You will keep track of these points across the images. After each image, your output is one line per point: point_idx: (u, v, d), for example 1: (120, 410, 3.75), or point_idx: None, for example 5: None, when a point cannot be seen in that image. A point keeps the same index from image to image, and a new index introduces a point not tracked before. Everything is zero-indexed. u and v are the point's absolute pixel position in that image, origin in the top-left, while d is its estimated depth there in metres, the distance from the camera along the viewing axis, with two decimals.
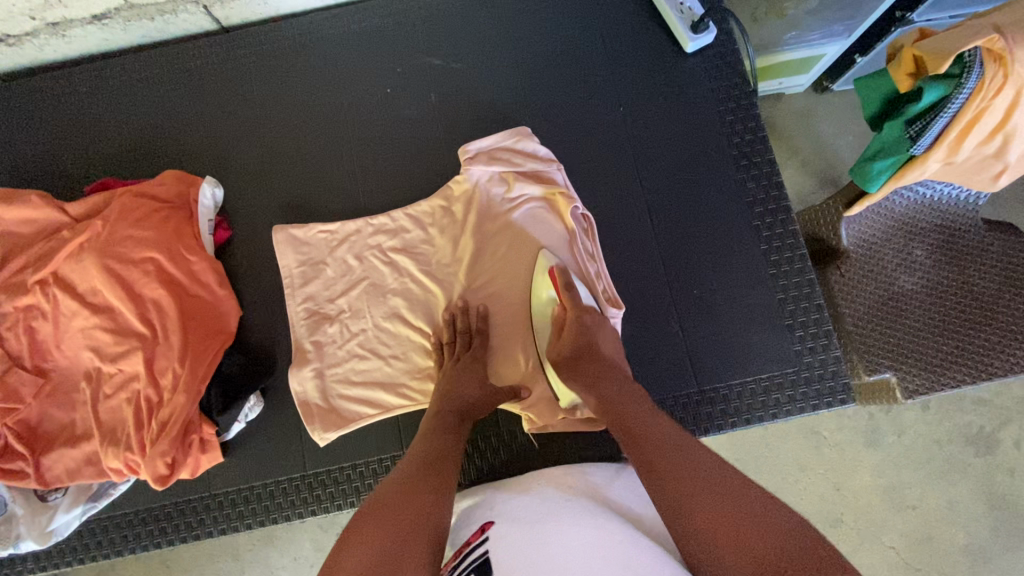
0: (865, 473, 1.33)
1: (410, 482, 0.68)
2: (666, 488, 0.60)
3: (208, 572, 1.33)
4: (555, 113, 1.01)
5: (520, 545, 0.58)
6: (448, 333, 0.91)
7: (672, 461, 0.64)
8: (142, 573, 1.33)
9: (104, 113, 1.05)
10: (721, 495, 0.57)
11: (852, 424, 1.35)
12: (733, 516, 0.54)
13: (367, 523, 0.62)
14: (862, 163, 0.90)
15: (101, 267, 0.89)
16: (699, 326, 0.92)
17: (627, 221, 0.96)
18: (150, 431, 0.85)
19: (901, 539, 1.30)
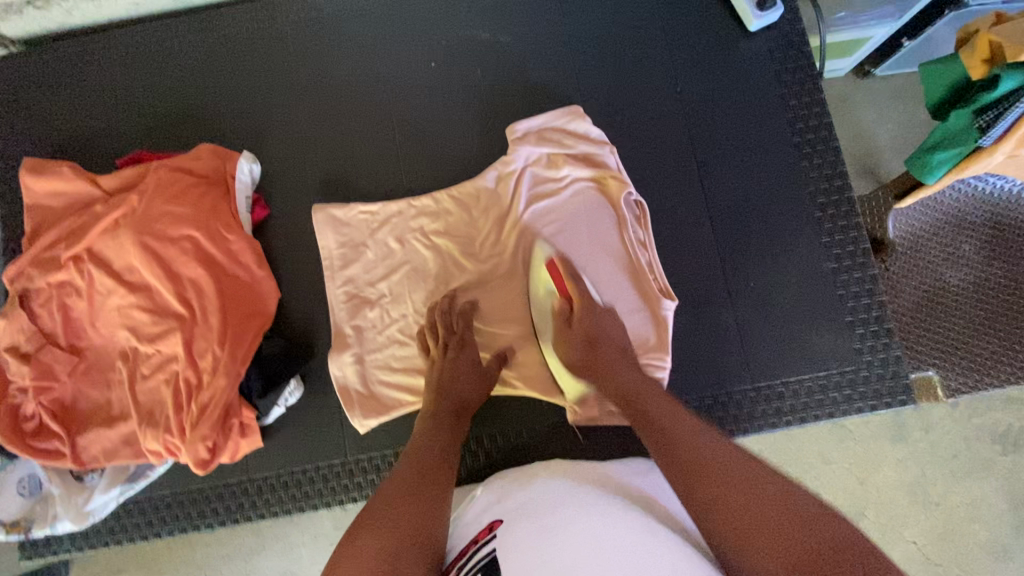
0: (890, 469, 1.31)
1: (404, 488, 0.65)
2: (700, 500, 0.55)
3: (228, 549, 1.33)
4: (605, 94, 0.97)
5: (528, 549, 0.53)
6: (432, 325, 0.88)
7: (703, 473, 0.57)
8: (162, 548, 1.33)
9: (134, 84, 1.01)
10: (778, 523, 0.50)
11: (879, 420, 1.33)
12: (781, 536, 0.49)
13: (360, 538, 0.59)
14: (923, 152, 0.92)
15: (138, 244, 0.86)
16: (754, 319, 0.89)
17: (680, 208, 0.93)
18: (190, 414, 0.83)
19: (923, 535, 1.29)
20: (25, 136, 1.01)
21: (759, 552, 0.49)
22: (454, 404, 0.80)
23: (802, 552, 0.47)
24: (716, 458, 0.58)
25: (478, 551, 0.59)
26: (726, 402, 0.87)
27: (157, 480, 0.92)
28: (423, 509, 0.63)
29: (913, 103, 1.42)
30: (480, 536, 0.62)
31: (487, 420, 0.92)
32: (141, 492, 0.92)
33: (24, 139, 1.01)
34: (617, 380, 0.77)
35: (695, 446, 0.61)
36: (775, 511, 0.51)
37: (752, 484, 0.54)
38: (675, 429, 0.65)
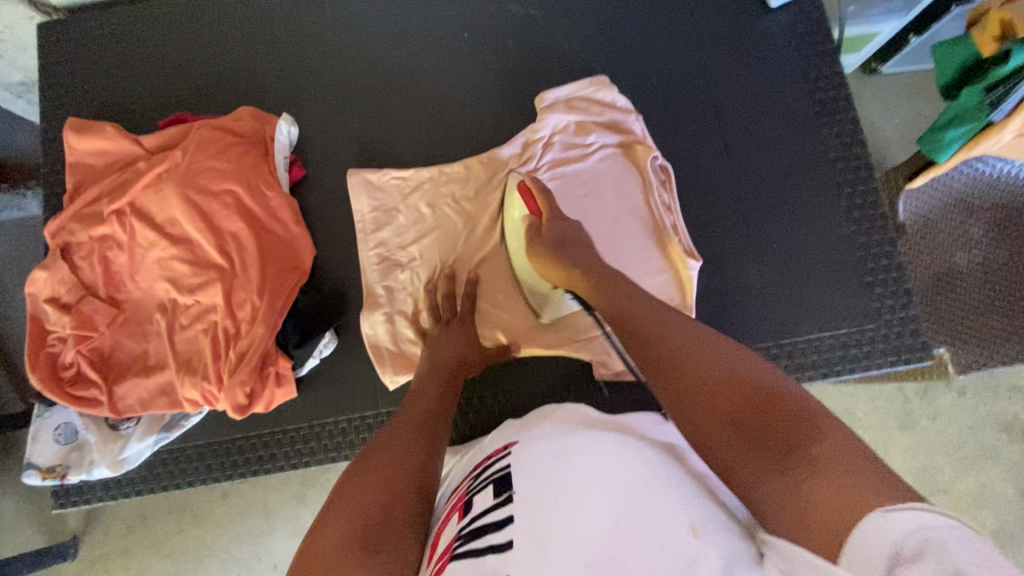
0: (896, 454, 1.33)
1: (393, 447, 0.61)
2: (664, 370, 0.57)
3: (239, 524, 1.34)
4: (630, 69, 1.00)
5: (535, 461, 0.55)
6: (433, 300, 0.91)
7: (666, 343, 0.59)
8: (174, 524, 1.34)
9: (175, 52, 1.05)
10: (728, 387, 0.51)
11: (886, 405, 1.35)
12: (744, 413, 0.48)
13: (348, 495, 0.54)
14: (934, 132, 0.94)
15: (181, 198, 0.89)
16: (776, 282, 0.92)
17: (704, 177, 0.96)
18: (228, 361, 0.86)
19: None
20: (68, 99, 1.04)
21: (698, 406, 0.52)
22: (453, 364, 0.82)
23: (754, 428, 0.47)
24: (698, 345, 0.57)
25: (491, 465, 0.63)
26: None
27: (191, 432, 0.94)
28: (416, 457, 0.61)
29: (920, 97, 1.46)
30: (495, 453, 0.66)
31: (491, 380, 0.94)
32: (174, 443, 0.93)
33: (66, 103, 1.04)
34: (590, 291, 0.78)
35: (669, 328, 0.62)
36: (727, 383, 0.51)
37: (704, 367, 0.54)
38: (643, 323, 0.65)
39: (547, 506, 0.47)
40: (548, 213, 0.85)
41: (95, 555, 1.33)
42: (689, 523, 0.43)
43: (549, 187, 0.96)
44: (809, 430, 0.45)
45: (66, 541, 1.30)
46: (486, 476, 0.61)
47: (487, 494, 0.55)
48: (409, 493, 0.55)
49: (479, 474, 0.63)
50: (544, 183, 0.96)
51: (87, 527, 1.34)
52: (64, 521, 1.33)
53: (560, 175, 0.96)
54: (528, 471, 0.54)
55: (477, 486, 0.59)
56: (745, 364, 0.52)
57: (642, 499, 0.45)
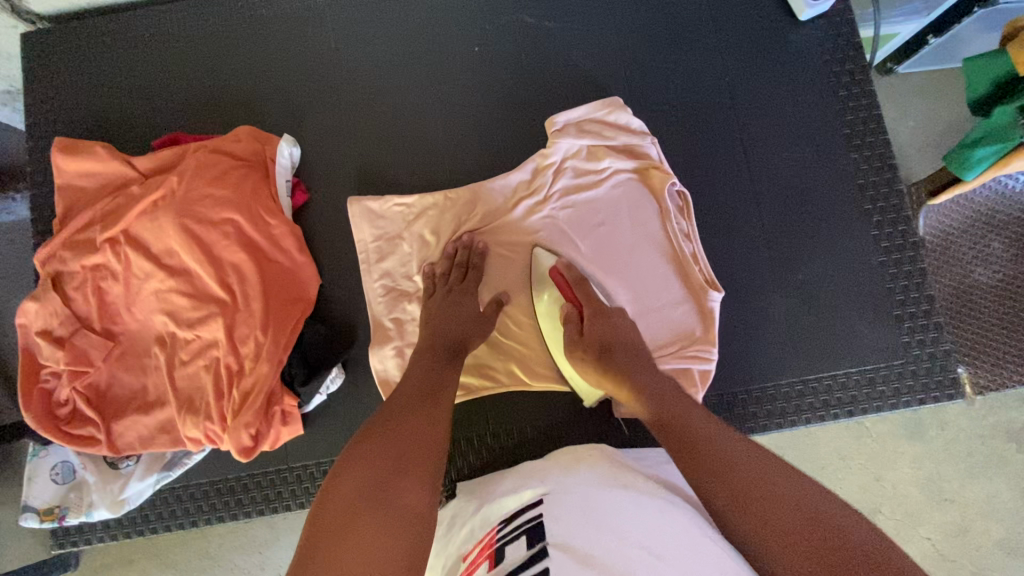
0: (905, 465, 1.32)
1: (397, 417, 0.65)
2: (715, 479, 0.56)
3: (241, 541, 1.31)
4: (650, 85, 0.95)
5: (572, 517, 0.54)
6: (444, 265, 0.88)
7: (716, 459, 0.58)
8: (174, 541, 1.32)
9: (167, 64, 0.99)
10: (788, 504, 0.51)
11: (896, 417, 1.33)
12: (805, 535, 0.48)
13: (357, 461, 0.58)
14: (963, 149, 0.93)
15: (179, 227, 0.85)
16: (802, 313, 0.88)
17: (728, 200, 0.92)
18: (232, 400, 0.82)
19: (938, 531, 1.29)
20: (54, 114, 0.98)
21: (753, 521, 0.51)
22: (453, 340, 0.79)
23: (818, 552, 0.47)
24: (747, 460, 0.57)
25: (522, 514, 0.60)
26: (773, 396, 0.86)
27: (194, 469, 0.90)
28: (418, 430, 0.63)
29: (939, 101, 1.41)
30: (523, 504, 0.64)
31: (506, 415, 0.91)
32: (177, 480, 0.90)
33: (52, 119, 0.98)
34: (631, 380, 0.73)
35: (711, 440, 0.61)
36: (787, 506, 0.51)
37: (761, 481, 0.54)
38: (688, 431, 0.64)
39: (591, 557, 0.45)
40: (586, 302, 0.82)
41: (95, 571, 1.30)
42: None
43: (561, 219, 0.91)
44: (876, 567, 0.45)
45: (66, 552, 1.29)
46: (516, 526, 0.58)
47: (520, 544, 0.52)
48: (414, 452, 0.60)
49: (510, 523, 0.60)
50: (555, 214, 0.92)
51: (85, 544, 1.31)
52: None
53: (571, 205, 0.92)
54: (565, 525, 0.52)
55: (507, 535, 0.57)
56: (802, 486, 0.53)
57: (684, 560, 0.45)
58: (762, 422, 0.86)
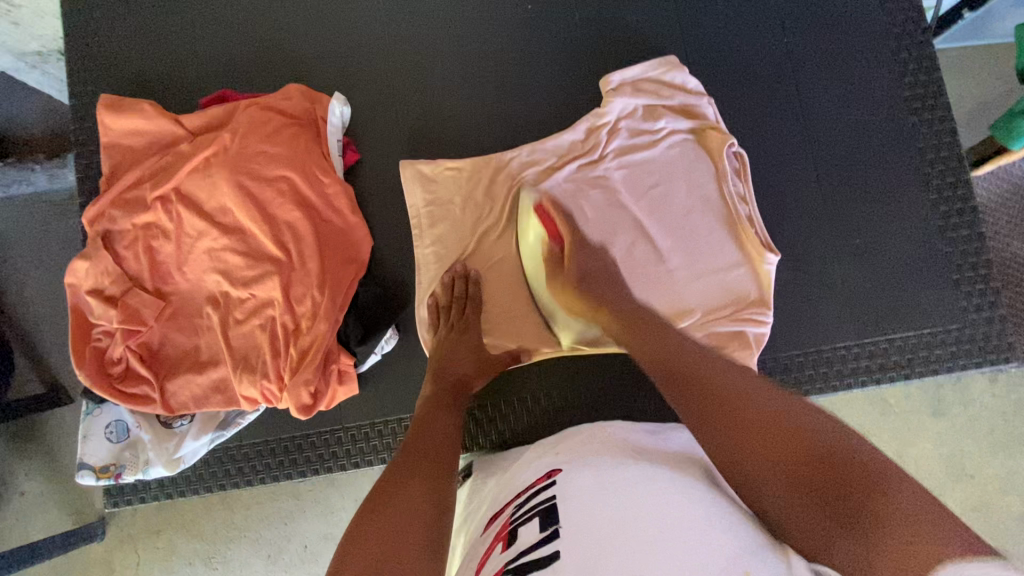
0: (927, 441, 1.32)
1: (400, 475, 0.62)
2: (699, 411, 0.59)
3: (269, 509, 1.32)
4: (705, 46, 0.94)
5: (586, 495, 0.51)
6: (445, 297, 0.87)
7: (705, 393, 0.60)
8: (201, 509, 1.32)
9: (213, 21, 0.96)
10: (788, 428, 0.52)
11: (919, 393, 1.34)
12: (799, 460, 0.50)
13: (363, 536, 0.54)
14: (1006, 118, 0.90)
15: (234, 184, 0.84)
16: (859, 277, 0.88)
17: (785, 164, 0.91)
18: (289, 358, 0.82)
19: (958, 506, 1.30)
20: (95, 70, 0.96)
21: (743, 448, 0.53)
22: (459, 379, 0.80)
23: (812, 481, 0.48)
24: (735, 387, 0.59)
25: (534, 494, 0.57)
26: (828, 359, 0.87)
27: (248, 429, 0.90)
28: (412, 495, 0.59)
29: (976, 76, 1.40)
30: (536, 482, 0.61)
31: (555, 377, 0.90)
32: (231, 440, 0.90)
33: (92, 74, 0.96)
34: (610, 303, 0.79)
35: (704, 370, 0.64)
36: (774, 427, 0.53)
37: (755, 409, 0.56)
38: (697, 372, 0.64)
39: (602, 546, 0.43)
40: (570, 238, 0.84)
41: (124, 536, 1.31)
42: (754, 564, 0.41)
43: (616, 178, 0.91)
44: (873, 482, 0.45)
45: (93, 523, 1.28)
46: (530, 504, 0.56)
47: (533, 526, 0.50)
48: (425, 508, 0.58)
49: (523, 502, 0.57)
50: (609, 174, 0.92)
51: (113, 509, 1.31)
52: (90, 502, 1.31)
53: (626, 166, 0.92)
54: (578, 503, 0.50)
55: (520, 515, 0.54)
56: (794, 412, 0.54)
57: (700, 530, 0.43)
58: (818, 384, 0.86)
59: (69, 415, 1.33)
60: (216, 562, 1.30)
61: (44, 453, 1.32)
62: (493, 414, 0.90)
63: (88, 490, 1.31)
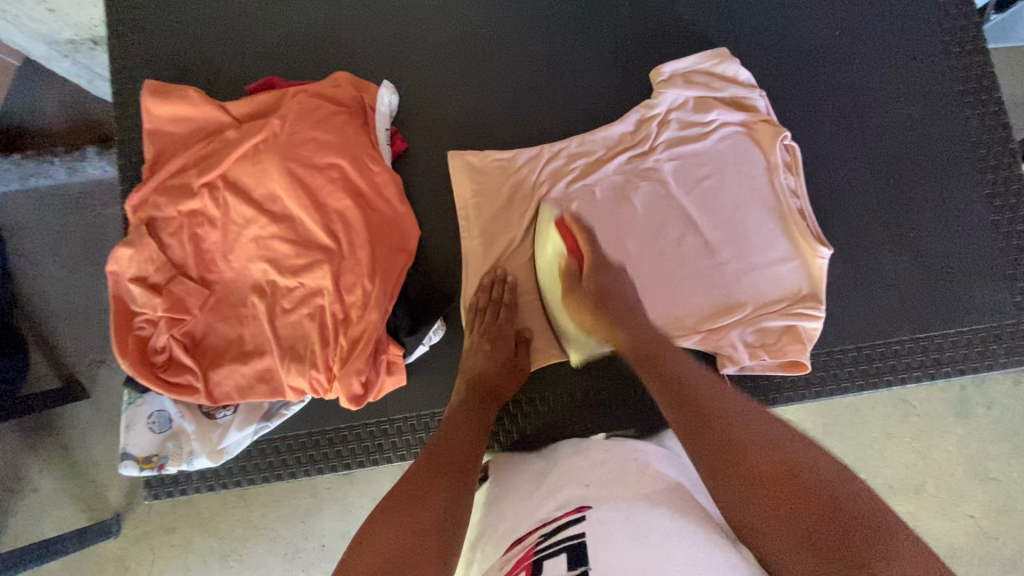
0: (951, 443, 1.31)
1: (419, 482, 0.64)
2: (717, 468, 0.57)
3: (287, 508, 1.28)
4: (755, 39, 0.93)
5: (613, 535, 0.50)
6: (483, 300, 0.86)
7: (732, 441, 0.59)
8: (218, 507, 1.28)
9: (259, 8, 0.96)
10: (802, 484, 0.53)
11: (944, 395, 1.32)
12: (807, 513, 0.50)
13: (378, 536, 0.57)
14: None
15: (285, 171, 0.83)
16: (913, 271, 0.88)
17: (835, 157, 0.90)
18: (340, 348, 0.81)
19: (982, 508, 1.28)
20: (138, 56, 0.95)
21: (752, 495, 0.54)
22: (489, 390, 0.79)
23: (814, 532, 0.49)
24: (751, 422, 0.61)
25: (561, 527, 0.55)
26: (881, 355, 0.86)
27: (291, 420, 0.88)
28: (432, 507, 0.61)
29: None
30: (564, 513, 0.58)
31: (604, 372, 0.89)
32: (274, 431, 0.88)
33: (135, 60, 0.95)
34: (623, 329, 0.76)
35: (722, 408, 0.64)
36: (779, 468, 0.55)
37: (768, 460, 0.56)
38: (709, 411, 0.63)
39: None
40: (590, 256, 0.81)
41: (137, 535, 1.27)
42: None
43: (665, 170, 0.90)
44: (872, 547, 0.46)
45: (107, 520, 1.23)
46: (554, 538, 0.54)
47: (559, 563, 0.49)
48: (439, 523, 0.59)
49: (548, 534, 0.55)
50: (660, 166, 0.91)
51: (129, 507, 1.27)
52: (105, 497, 1.27)
53: (676, 158, 0.91)
54: (606, 545, 0.49)
55: (546, 548, 0.52)
56: (802, 453, 0.56)
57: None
58: (871, 380, 0.85)
59: (86, 409, 1.30)
60: (232, 561, 1.26)
61: (57, 448, 1.28)
62: (516, 412, 0.88)
63: (105, 486, 1.27)
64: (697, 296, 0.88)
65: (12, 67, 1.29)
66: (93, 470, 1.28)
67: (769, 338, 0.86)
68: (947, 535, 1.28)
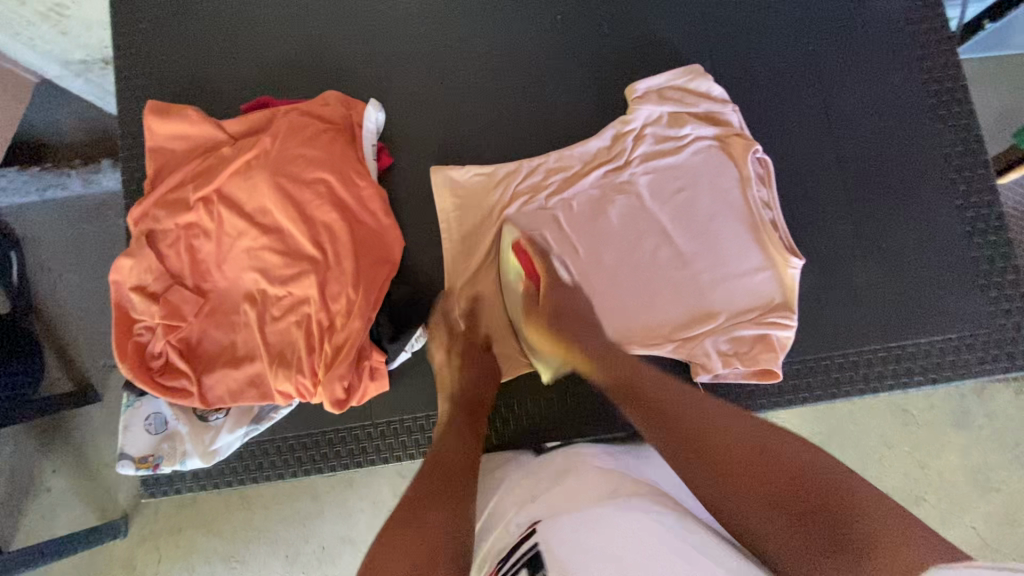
0: (951, 453, 1.30)
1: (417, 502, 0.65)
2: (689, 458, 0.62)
3: (286, 510, 1.32)
4: (732, 55, 0.96)
5: (564, 544, 0.53)
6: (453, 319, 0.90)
7: (698, 428, 0.65)
8: (220, 509, 1.32)
9: (255, 31, 1.01)
10: (771, 462, 0.59)
11: (942, 404, 1.32)
12: (786, 489, 0.57)
13: (393, 569, 0.58)
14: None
15: (274, 186, 0.87)
16: (888, 281, 0.89)
17: (810, 169, 0.92)
18: (325, 354, 0.85)
19: (983, 520, 1.27)
20: (140, 77, 1.00)
21: (729, 482, 0.59)
22: (469, 398, 0.83)
23: (793, 505, 0.56)
24: (714, 410, 0.67)
25: (517, 546, 0.58)
26: (855, 363, 0.87)
27: (280, 423, 0.92)
28: (434, 519, 0.62)
29: None
30: (519, 534, 0.61)
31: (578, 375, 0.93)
32: (264, 434, 0.92)
33: (138, 81, 1.00)
34: (581, 347, 0.82)
35: (682, 403, 0.69)
36: (748, 453, 0.61)
37: (733, 443, 0.62)
38: (676, 407, 0.68)
39: None
40: (547, 279, 0.87)
41: (142, 535, 1.32)
42: None
43: (640, 183, 0.93)
44: (845, 506, 0.54)
45: (116, 521, 1.28)
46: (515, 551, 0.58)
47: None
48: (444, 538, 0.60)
49: (507, 558, 0.58)
50: (635, 179, 0.94)
51: (135, 508, 1.32)
52: (114, 500, 1.32)
53: (651, 171, 0.94)
54: (559, 555, 0.52)
55: (507, 572, 0.55)
56: (762, 433, 0.63)
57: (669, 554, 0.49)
58: (846, 387, 0.87)
59: (95, 413, 1.35)
60: (235, 562, 1.30)
61: (67, 451, 1.34)
62: (496, 419, 0.91)
63: (112, 487, 1.33)
64: (671, 305, 0.90)
65: (31, 84, 1.33)
66: (101, 472, 1.33)
67: (742, 347, 0.88)
68: (945, 544, 1.27)
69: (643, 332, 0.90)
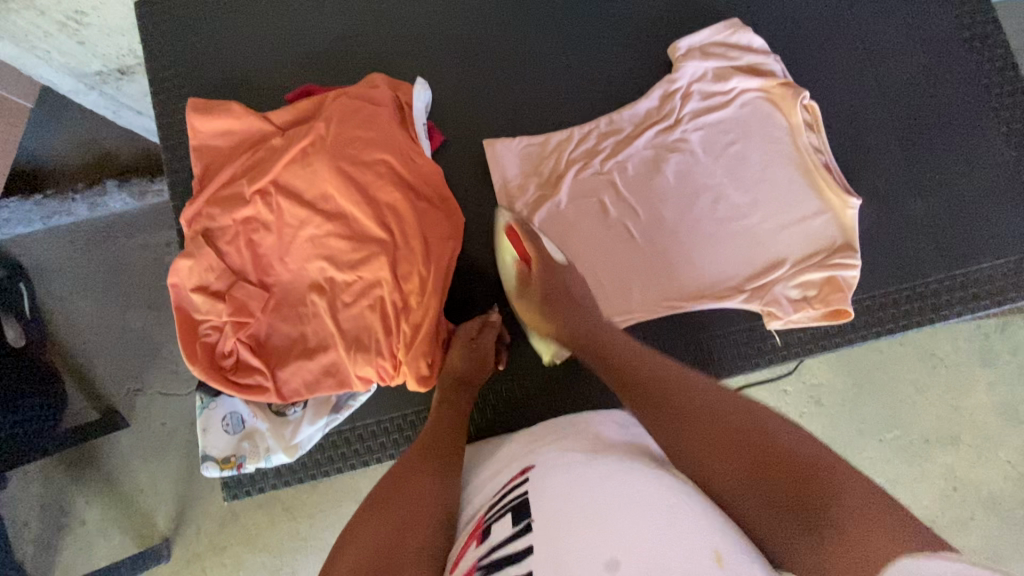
0: (980, 391, 1.32)
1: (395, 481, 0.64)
2: (681, 430, 0.60)
3: (334, 517, 1.28)
4: (768, 9, 0.98)
5: (554, 489, 0.52)
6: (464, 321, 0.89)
7: (691, 411, 0.61)
8: (266, 522, 1.28)
9: (291, 23, 1.00)
10: (769, 447, 0.53)
11: (966, 342, 1.33)
12: (777, 475, 0.51)
13: (362, 534, 0.57)
14: None
15: (336, 171, 0.86)
16: (945, 212, 0.91)
17: (857, 112, 0.95)
18: (404, 334, 0.85)
19: (1017, 452, 1.30)
20: (180, 77, 0.98)
21: (712, 457, 0.56)
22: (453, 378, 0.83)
23: (781, 488, 0.50)
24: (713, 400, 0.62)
25: (509, 491, 0.58)
26: (923, 294, 0.89)
27: (359, 411, 0.91)
28: (414, 493, 0.61)
29: None
30: (512, 479, 0.61)
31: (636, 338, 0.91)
32: (342, 423, 0.91)
33: (177, 81, 0.98)
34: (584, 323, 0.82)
35: (681, 390, 0.65)
36: (738, 436, 0.56)
37: (725, 424, 0.58)
38: (668, 392, 0.65)
39: (571, 534, 0.45)
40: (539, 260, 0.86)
41: (188, 556, 1.27)
42: (715, 551, 0.43)
43: (692, 139, 0.94)
44: (832, 493, 0.47)
45: (157, 544, 1.24)
46: (504, 503, 0.56)
47: (506, 523, 0.52)
48: (421, 518, 0.58)
49: (497, 502, 0.58)
50: (687, 137, 0.94)
51: (177, 528, 1.27)
52: (153, 524, 1.27)
53: (702, 127, 0.94)
54: (547, 498, 0.51)
55: (495, 514, 0.55)
56: (760, 422, 0.57)
57: (654, 507, 0.47)
58: (916, 318, 0.88)
59: (125, 437, 1.31)
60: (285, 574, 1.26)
61: (100, 479, 1.29)
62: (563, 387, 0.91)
63: (151, 510, 1.28)
64: (736, 256, 0.91)
65: (26, 109, 1.23)
66: (137, 495, 1.28)
67: (808, 291, 0.89)
68: (986, 480, 1.29)
69: (709, 280, 0.91)
